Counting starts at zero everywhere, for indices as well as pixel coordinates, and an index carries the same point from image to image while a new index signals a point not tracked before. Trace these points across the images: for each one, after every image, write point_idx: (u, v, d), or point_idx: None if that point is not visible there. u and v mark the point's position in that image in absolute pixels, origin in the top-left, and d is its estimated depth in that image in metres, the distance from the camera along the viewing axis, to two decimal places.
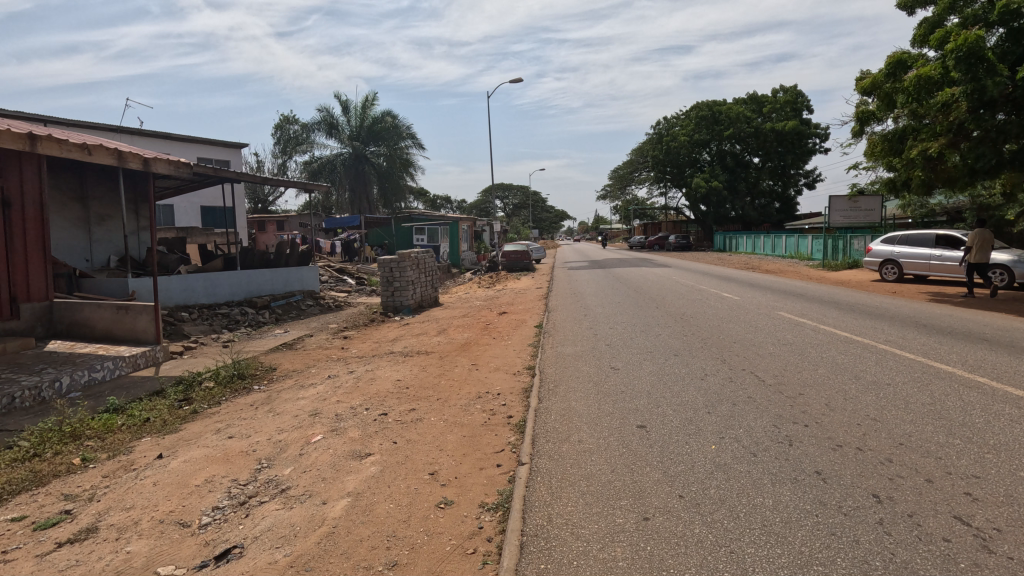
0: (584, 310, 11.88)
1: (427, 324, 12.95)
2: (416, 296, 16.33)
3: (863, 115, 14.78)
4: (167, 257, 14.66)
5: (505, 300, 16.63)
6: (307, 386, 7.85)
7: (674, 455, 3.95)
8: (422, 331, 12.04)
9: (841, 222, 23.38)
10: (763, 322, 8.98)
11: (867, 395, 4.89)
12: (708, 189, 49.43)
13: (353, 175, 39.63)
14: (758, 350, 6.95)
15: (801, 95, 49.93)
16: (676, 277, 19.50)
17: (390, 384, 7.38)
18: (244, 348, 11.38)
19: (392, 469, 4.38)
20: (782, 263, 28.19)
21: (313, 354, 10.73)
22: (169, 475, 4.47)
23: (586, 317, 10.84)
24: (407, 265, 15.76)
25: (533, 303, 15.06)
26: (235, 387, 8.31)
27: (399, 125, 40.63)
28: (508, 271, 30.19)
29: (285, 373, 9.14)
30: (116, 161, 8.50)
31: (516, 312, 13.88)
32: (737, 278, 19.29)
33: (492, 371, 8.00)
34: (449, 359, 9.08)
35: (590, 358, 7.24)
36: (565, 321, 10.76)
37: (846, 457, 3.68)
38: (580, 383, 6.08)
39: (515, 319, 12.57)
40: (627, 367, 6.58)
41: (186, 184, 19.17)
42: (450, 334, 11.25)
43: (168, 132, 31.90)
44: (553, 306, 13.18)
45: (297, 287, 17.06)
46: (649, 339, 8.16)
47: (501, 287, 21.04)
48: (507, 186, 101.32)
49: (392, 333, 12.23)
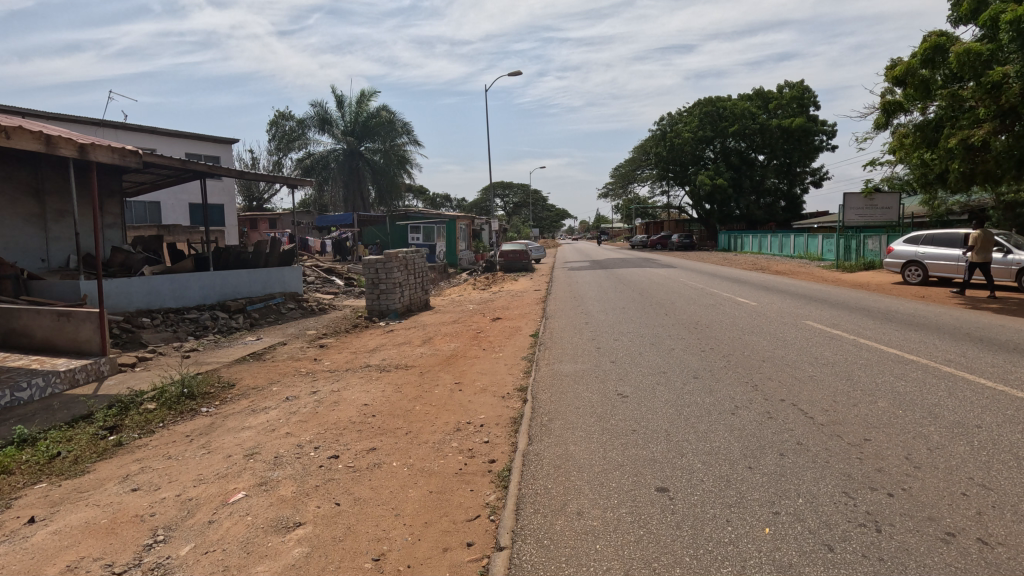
0: (586, 317, 10.69)
1: (413, 332, 11.78)
2: (403, 299, 15.14)
3: (889, 106, 13.60)
4: (133, 257, 13.51)
5: (500, 304, 15.48)
6: (259, 410, 6.68)
7: (714, 547, 2.78)
8: (406, 339, 10.87)
9: (857, 221, 22.17)
10: (792, 334, 7.79)
11: (958, 445, 3.72)
12: (713, 187, 48.18)
13: (347, 171, 38.44)
14: (796, 373, 5.76)
15: (807, 91, 48.69)
16: (682, 279, 18.31)
17: (355, 410, 6.21)
18: (207, 359, 10.21)
19: (324, 551, 3.22)
20: (792, 264, 27.00)
21: (282, 367, 9.56)
22: (24, 559, 3.31)
23: (587, 326, 9.66)
24: (394, 265, 14.57)
25: (530, 308, 13.85)
26: (181, 410, 7.16)
27: (394, 121, 39.44)
28: (506, 272, 29.02)
29: (244, 391, 7.97)
30: (42, 147, 7.37)
31: (510, 318, 12.72)
32: (749, 280, 18.08)
33: (477, 393, 6.83)
34: (430, 376, 7.92)
35: (593, 381, 6.07)
36: (564, 330, 9.59)
37: (971, 559, 2.52)
38: (581, 417, 4.91)
39: (509, 327, 11.39)
40: (637, 394, 5.42)
41: (161, 180, 18.00)
42: (436, 344, 10.09)
43: (153, 127, 30.72)
44: (552, 312, 12.01)
45: (278, 289, 15.90)
46: (661, 356, 6.97)
47: (497, 289, 19.83)
48: (506, 184, 99.99)
49: (374, 342, 11.07)
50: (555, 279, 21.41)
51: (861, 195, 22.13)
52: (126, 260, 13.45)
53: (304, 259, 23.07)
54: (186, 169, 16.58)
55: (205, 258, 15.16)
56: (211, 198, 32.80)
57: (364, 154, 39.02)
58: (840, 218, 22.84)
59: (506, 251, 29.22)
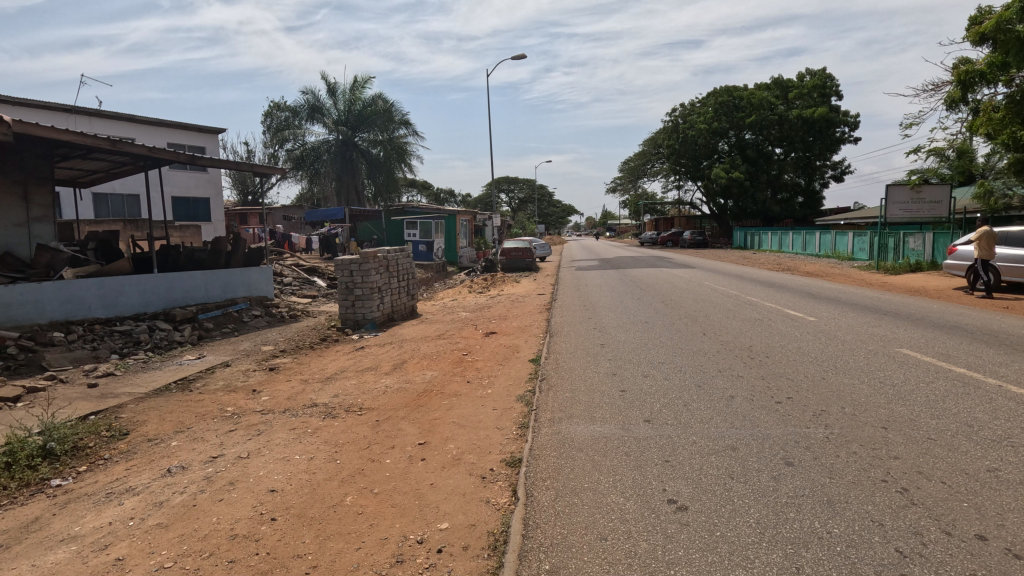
0: (600, 336, 8.44)
1: (387, 351, 9.55)
2: (383, 306, 12.93)
3: (968, 77, 11.61)
4: (60, 256, 11.36)
5: (496, 312, 13.25)
6: (117, 492, 4.44)
7: None
8: (372, 364, 8.62)
9: (900, 216, 19.78)
10: (898, 372, 5.51)
11: None
12: (728, 181, 45.69)
13: (340, 163, 36.35)
14: (963, 463, 3.48)
15: (830, 79, 46.10)
16: (706, 282, 16.03)
17: (248, 508, 3.96)
18: (118, 389, 8.00)
19: None
20: (821, 264, 24.61)
21: (207, 403, 7.32)
22: None
23: (603, 351, 7.41)
24: (373, 266, 12.39)
25: (531, 319, 11.59)
26: (22, 486, 4.93)
27: (391, 110, 37.28)
28: (507, 272, 26.77)
29: (131, 449, 5.72)
30: None
31: (508, 333, 10.47)
32: (784, 284, 15.73)
33: (445, 468, 4.58)
34: (388, 429, 5.67)
35: (623, 466, 3.83)
36: (574, 357, 7.34)
37: None
38: (611, 571, 2.69)
39: (504, 347, 9.12)
40: (705, 509, 3.16)
41: (115, 168, 15.82)
42: (408, 372, 7.83)
43: (131, 114, 28.61)
44: (557, 327, 9.78)
45: (241, 293, 13.81)
46: (720, 415, 4.70)
47: (495, 292, 17.58)
48: (510, 180, 97.56)
49: (336, 366, 8.84)
50: (560, 281, 19.24)
51: (906, 187, 19.78)
52: (50, 260, 11.28)
53: (284, 257, 20.88)
54: (139, 155, 14.40)
55: (153, 258, 12.97)
56: (196, 190, 30.74)
57: (359, 145, 36.90)
58: (881, 214, 20.48)
59: (508, 250, 26.98)
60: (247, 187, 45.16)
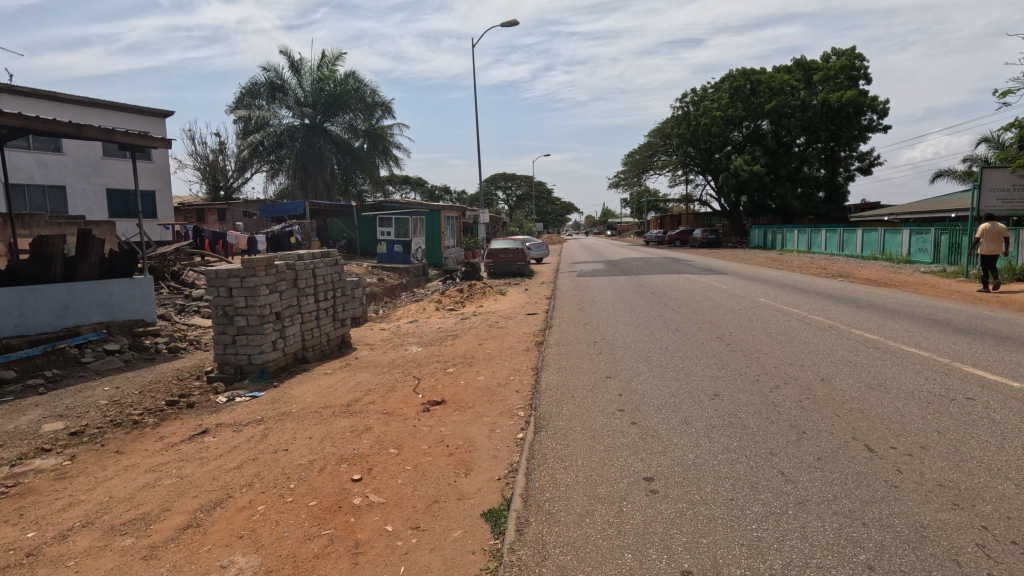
0: (638, 448, 3.96)
1: (229, 453, 5.04)
2: (287, 341, 8.48)
3: None
4: None
5: (462, 349, 8.81)
6: None
7: None
8: (160, 503, 4.09)
9: (998, 207, 15.36)
10: None
11: None
12: (746, 173, 41.21)
13: (306, 151, 31.90)
14: None
15: (859, 60, 41.39)
16: (759, 298, 11.65)
17: None
18: None
19: None
20: (878, 268, 20.13)
21: None
22: None
23: (665, 528, 2.91)
24: (265, 281, 7.92)
25: (508, 371, 7.09)
26: None
27: (365, 90, 32.71)
28: (496, 278, 22.32)
29: None
30: None
31: (462, 402, 6.03)
32: (867, 302, 11.32)
33: None
34: None
35: None
36: (592, 544, 2.85)
37: None
38: None
39: (444, 452, 4.63)
40: None
41: None
42: (193, 555, 3.32)
43: (54, 91, 24.13)
44: (549, 402, 5.29)
45: (81, 323, 9.37)
46: None
47: (470, 312, 13.09)
48: (509, 176, 93.11)
49: (97, 502, 4.29)
50: (559, 294, 14.82)
51: (1005, 169, 15.38)
52: None
53: (209, 262, 16.38)
54: None
55: None
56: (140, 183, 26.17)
57: (329, 131, 32.42)
58: (970, 205, 16.13)
59: (495, 250, 22.48)
60: (217, 181, 40.61)
